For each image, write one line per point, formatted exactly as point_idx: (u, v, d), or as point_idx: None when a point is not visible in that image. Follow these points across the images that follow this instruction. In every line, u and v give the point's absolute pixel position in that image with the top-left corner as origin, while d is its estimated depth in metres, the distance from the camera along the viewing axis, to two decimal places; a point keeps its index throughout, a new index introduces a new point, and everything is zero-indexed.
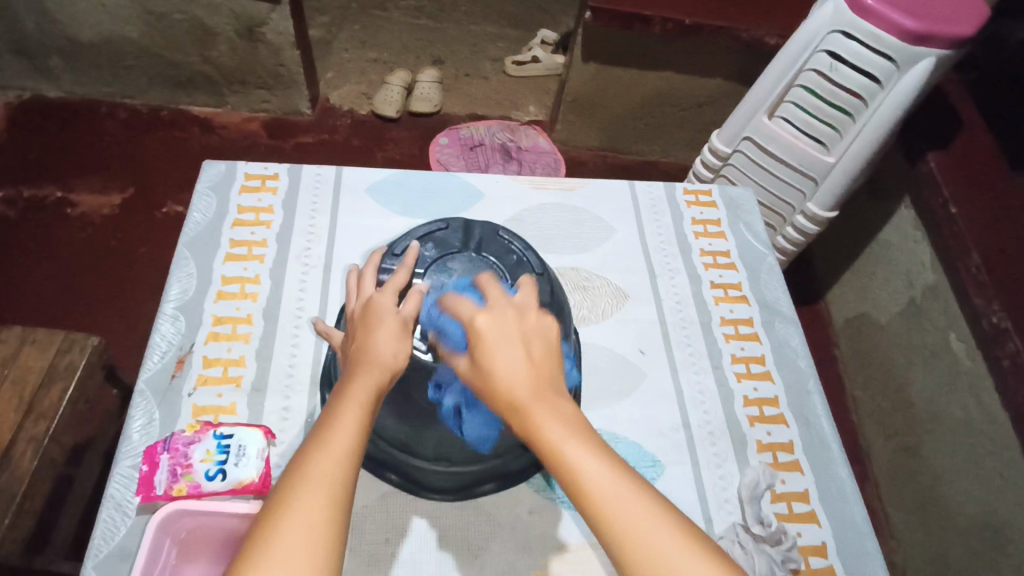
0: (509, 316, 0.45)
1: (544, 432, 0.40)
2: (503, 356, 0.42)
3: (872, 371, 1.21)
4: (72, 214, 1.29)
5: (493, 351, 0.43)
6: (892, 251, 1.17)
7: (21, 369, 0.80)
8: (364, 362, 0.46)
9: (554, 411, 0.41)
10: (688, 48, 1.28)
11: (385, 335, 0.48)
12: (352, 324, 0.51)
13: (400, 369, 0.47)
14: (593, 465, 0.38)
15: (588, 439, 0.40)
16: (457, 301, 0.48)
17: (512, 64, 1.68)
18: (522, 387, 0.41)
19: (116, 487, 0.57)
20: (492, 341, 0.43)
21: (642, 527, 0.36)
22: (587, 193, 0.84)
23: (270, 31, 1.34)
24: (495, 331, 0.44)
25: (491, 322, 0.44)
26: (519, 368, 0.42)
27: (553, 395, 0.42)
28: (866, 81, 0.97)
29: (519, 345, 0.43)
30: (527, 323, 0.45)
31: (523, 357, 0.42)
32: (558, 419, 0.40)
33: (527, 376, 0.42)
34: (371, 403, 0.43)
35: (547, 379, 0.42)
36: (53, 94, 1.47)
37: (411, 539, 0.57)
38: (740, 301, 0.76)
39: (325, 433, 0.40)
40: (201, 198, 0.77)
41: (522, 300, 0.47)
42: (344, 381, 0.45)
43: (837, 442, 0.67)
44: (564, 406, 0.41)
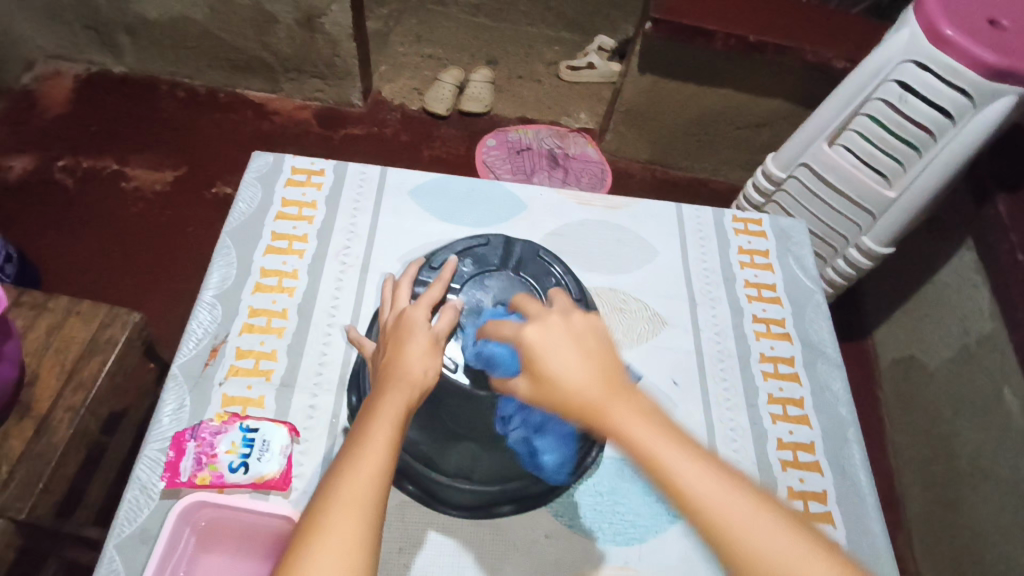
0: (557, 322, 0.44)
1: (625, 434, 0.38)
2: (568, 364, 0.41)
3: (916, 417, 1.16)
4: (126, 187, 1.33)
5: (555, 362, 0.41)
6: (949, 293, 1.11)
7: (66, 339, 0.83)
8: (393, 378, 0.45)
9: (628, 413, 0.39)
10: (748, 66, 1.24)
11: (416, 351, 0.48)
12: (383, 337, 0.51)
13: (430, 386, 0.46)
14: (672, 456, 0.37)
15: (661, 427, 0.38)
16: (501, 324, 0.49)
17: (567, 69, 1.66)
18: (593, 393, 0.39)
19: (143, 469, 0.58)
20: (547, 352, 0.42)
21: (729, 514, 0.35)
22: (632, 212, 0.82)
23: (329, 22, 1.35)
24: (547, 341, 0.43)
25: (540, 333, 0.43)
26: (580, 373, 0.41)
27: (624, 390, 0.40)
28: (937, 116, 0.92)
29: (577, 349, 0.42)
30: (576, 324, 0.44)
31: (586, 363, 0.41)
32: (634, 415, 0.39)
33: (594, 384, 0.40)
34: (401, 420, 0.43)
35: (611, 375, 0.41)
36: (118, 69, 1.52)
37: (424, 551, 0.56)
38: (782, 338, 0.73)
39: (356, 451, 0.40)
40: (248, 188, 0.78)
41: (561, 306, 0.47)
42: (373, 396, 0.45)
43: (873, 497, 0.64)
44: (640, 401, 0.39)
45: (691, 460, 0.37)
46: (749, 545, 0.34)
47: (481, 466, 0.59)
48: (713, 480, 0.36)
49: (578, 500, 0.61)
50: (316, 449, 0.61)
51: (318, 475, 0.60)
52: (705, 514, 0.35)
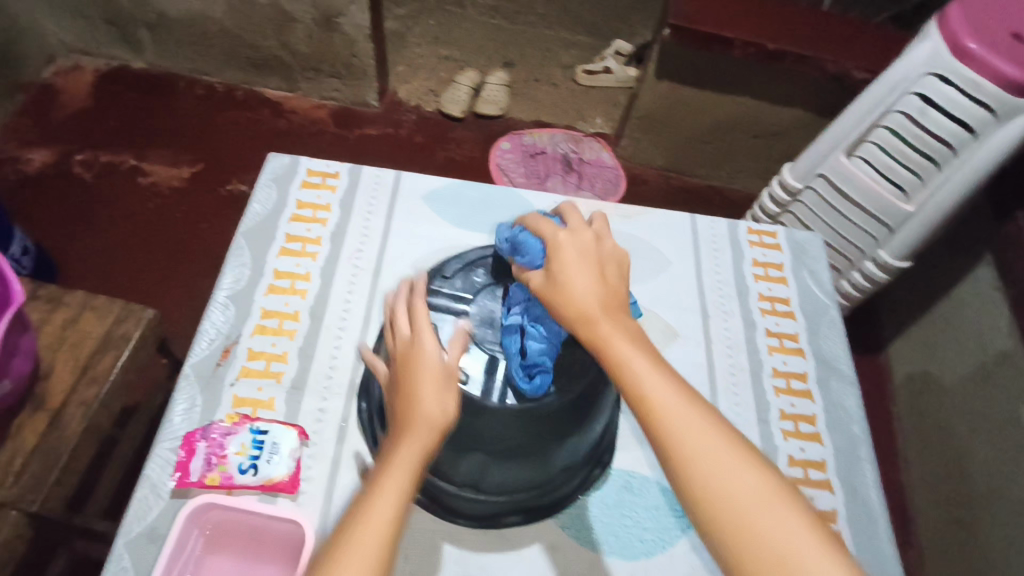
0: (589, 247, 0.54)
1: (605, 337, 0.48)
2: (580, 276, 0.52)
3: (929, 433, 1.14)
4: (143, 183, 1.35)
5: (570, 271, 0.52)
6: (966, 309, 1.10)
7: (80, 333, 0.84)
8: (410, 423, 0.47)
9: (620, 327, 0.49)
10: (767, 74, 1.23)
11: (435, 387, 0.49)
12: (395, 371, 0.53)
13: (448, 426, 0.48)
14: (644, 366, 0.46)
15: (641, 343, 0.48)
16: (541, 221, 0.57)
17: (583, 73, 1.65)
18: (591, 301, 0.50)
19: (154, 467, 0.59)
20: (568, 259, 0.53)
21: (673, 407, 0.43)
22: (645, 221, 0.82)
23: (347, 22, 1.36)
24: (571, 252, 0.53)
25: (570, 247, 0.54)
26: (591, 283, 0.51)
27: (619, 312, 0.50)
28: (959, 130, 0.90)
29: (595, 271, 0.52)
30: (602, 254, 0.54)
31: (598, 280, 0.52)
32: (623, 332, 0.48)
33: (596, 296, 0.50)
34: (416, 469, 0.45)
35: (613, 302, 0.51)
36: (137, 65, 1.53)
37: (430, 557, 0.56)
38: (795, 353, 0.73)
39: (371, 501, 0.42)
40: (263, 189, 0.78)
41: (597, 229, 0.57)
42: (392, 440, 0.47)
43: (885, 518, 0.63)
44: (628, 324, 0.49)
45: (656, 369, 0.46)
46: (681, 429, 0.42)
47: (490, 477, 0.58)
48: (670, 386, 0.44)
49: (585, 511, 0.60)
50: (325, 453, 0.61)
51: (326, 480, 0.60)
52: (652, 402, 0.44)
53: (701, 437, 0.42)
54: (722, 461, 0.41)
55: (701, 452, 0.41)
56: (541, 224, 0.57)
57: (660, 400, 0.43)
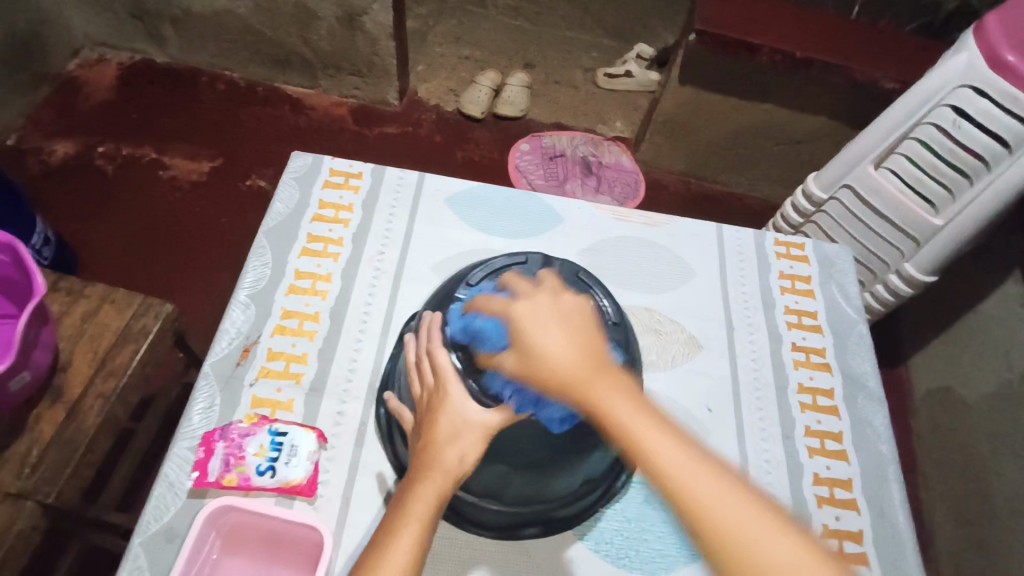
0: (545, 302, 0.48)
1: (602, 407, 0.40)
2: (547, 339, 0.45)
3: (950, 451, 1.12)
4: (163, 176, 1.35)
5: (536, 338, 0.45)
6: (994, 325, 1.07)
7: (100, 326, 0.84)
8: (427, 467, 0.47)
9: (604, 382, 0.42)
10: (793, 82, 1.21)
11: (458, 434, 0.49)
12: (420, 413, 0.52)
13: (466, 474, 0.47)
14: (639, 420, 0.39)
15: (641, 407, 0.40)
16: (488, 298, 0.51)
17: (604, 76, 1.64)
18: (573, 365, 0.43)
19: (171, 466, 0.58)
20: (536, 330, 0.46)
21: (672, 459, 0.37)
22: (670, 230, 0.80)
23: (370, 21, 1.35)
24: (535, 319, 0.46)
25: (528, 309, 0.47)
26: (564, 347, 0.44)
27: (605, 368, 0.43)
28: (992, 144, 0.88)
29: (560, 328, 0.45)
30: (562, 305, 0.48)
31: (570, 339, 0.45)
32: (609, 387, 0.41)
33: (576, 360, 0.43)
34: (431, 515, 0.45)
35: (596, 355, 0.44)
36: (160, 59, 1.54)
37: (446, 566, 0.56)
38: (822, 368, 0.71)
39: (383, 550, 0.42)
40: (286, 188, 0.78)
41: (549, 285, 0.50)
42: (409, 482, 0.47)
43: (913, 540, 0.62)
44: (620, 382, 0.42)
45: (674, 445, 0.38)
46: (722, 523, 0.35)
47: (511, 488, 0.57)
48: (695, 463, 0.37)
49: (605, 523, 0.60)
50: (343, 458, 0.61)
51: (344, 484, 0.59)
52: (683, 490, 0.36)
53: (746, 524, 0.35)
54: (765, 543, 0.34)
55: (753, 544, 0.34)
56: (488, 301, 0.51)
57: (687, 483, 0.36)
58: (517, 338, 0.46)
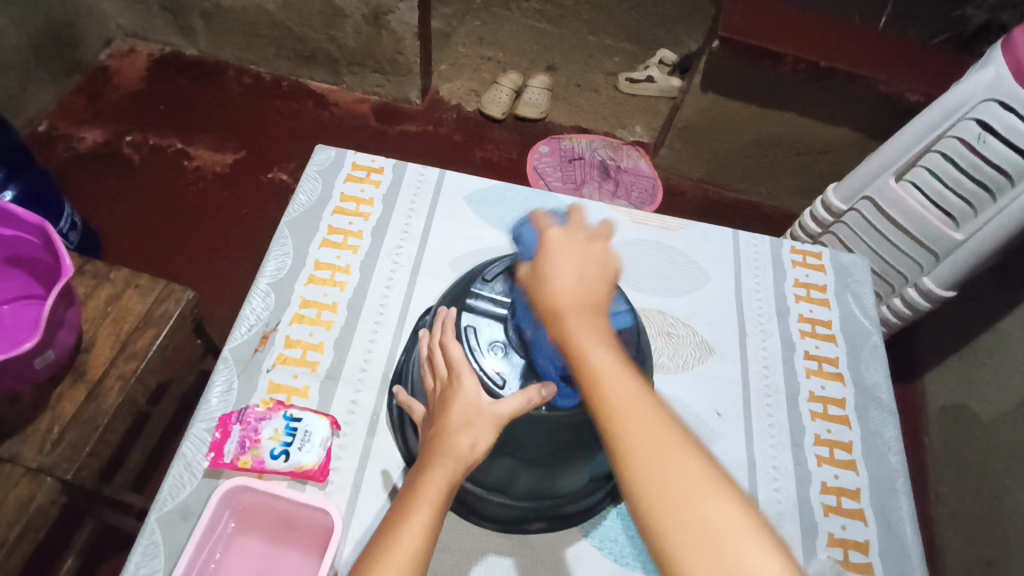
0: (579, 242, 0.52)
1: (570, 333, 0.46)
2: (562, 270, 0.49)
3: (962, 469, 1.11)
4: (188, 166, 1.38)
5: (553, 265, 0.50)
6: (1012, 344, 1.06)
7: (123, 309, 0.86)
8: (439, 452, 0.48)
9: (585, 320, 0.47)
10: (817, 91, 1.20)
11: (469, 423, 0.49)
12: (432, 403, 0.53)
13: (476, 462, 0.48)
14: (601, 354, 0.44)
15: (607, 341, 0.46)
16: (542, 216, 0.56)
17: (626, 81, 1.64)
18: (566, 294, 0.48)
19: (189, 446, 0.60)
20: (555, 258, 0.51)
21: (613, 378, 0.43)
22: (686, 235, 0.81)
23: (395, 20, 1.37)
24: (558, 249, 0.51)
25: (561, 239, 0.52)
26: (569, 280, 0.49)
27: (593, 309, 0.48)
28: (1016, 158, 0.87)
29: (578, 268, 0.50)
30: (592, 250, 0.51)
31: (578, 276, 0.49)
32: (587, 329, 0.46)
33: (569, 290, 0.48)
34: (441, 499, 0.45)
35: (593, 297, 0.48)
36: (189, 52, 1.57)
37: (451, 557, 0.57)
38: (834, 378, 0.71)
39: (395, 534, 0.43)
40: (308, 181, 0.79)
41: (598, 231, 0.54)
42: (419, 470, 0.48)
43: (919, 553, 0.61)
44: (599, 321, 0.47)
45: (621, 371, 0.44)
46: (630, 426, 0.40)
47: (518, 482, 0.58)
48: (638, 392, 0.42)
49: (610, 521, 0.60)
50: (356, 446, 0.62)
51: (355, 471, 0.60)
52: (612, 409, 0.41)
53: (653, 433, 0.40)
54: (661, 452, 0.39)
55: (651, 448, 0.39)
56: (543, 219, 0.56)
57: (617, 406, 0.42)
58: (542, 257, 0.52)
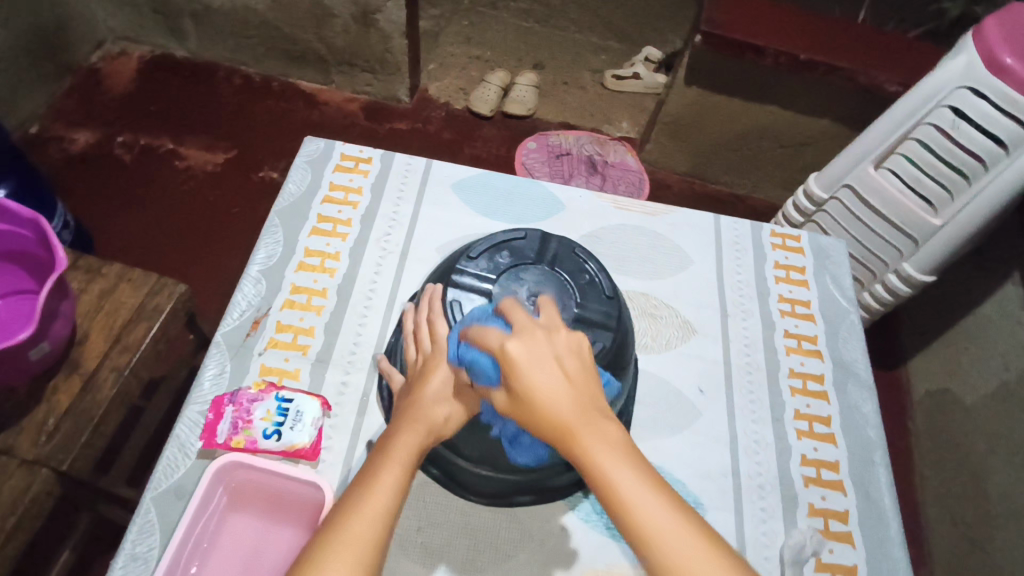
0: (544, 342, 0.45)
1: (591, 458, 0.42)
2: (544, 383, 0.43)
3: (946, 452, 1.13)
4: (179, 166, 1.39)
5: (532, 379, 0.43)
6: (991, 328, 1.08)
7: (116, 303, 0.87)
8: (412, 419, 0.51)
9: (597, 434, 0.42)
10: (798, 85, 1.23)
11: (445, 396, 0.52)
12: (411, 376, 0.56)
13: (447, 435, 0.51)
14: (625, 476, 0.41)
15: (627, 455, 0.42)
16: (485, 333, 0.47)
17: (612, 78, 1.67)
18: (569, 411, 0.43)
19: (183, 428, 0.61)
20: (531, 369, 0.43)
21: (642, 507, 0.40)
22: (669, 220, 0.82)
23: (383, 19, 1.39)
24: (528, 359, 0.44)
25: (523, 346, 0.44)
26: (560, 393, 0.43)
27: (599, 416, 0.43)
28: (989, 144, 0.89)
29: (560, 368, 0.44)
30: (558, 339, 0.45)
31: (567, 385, 0.44)
32: (604, 442, 0.42)
33: (572, 407, 0.43)
34: (410, 462, 0.47)
35: (588, 401, 0.44)
36: (179, 53, 1.58)
37: (442, 531, 0.58)
38: (813, 355, 0.73)
39: (365, 493, 0.44)
40: (298, 171, 0.81)
41: (545, 316, 0.47)
42: (392, 433, 0.50)
43: (897, 521, 0.63)
44: (612, 430, 0.43)
45: (656, 501, 0.41)
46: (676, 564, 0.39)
47: (504, 456, 0.58)
48: (668, 514, 0.40)
49: (597, 493, 0.62)
50: (346, 425, 0.63)
51: (346, 450, 0.62)
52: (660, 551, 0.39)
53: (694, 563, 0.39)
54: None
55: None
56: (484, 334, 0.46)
57: (666, 547, 0.39)
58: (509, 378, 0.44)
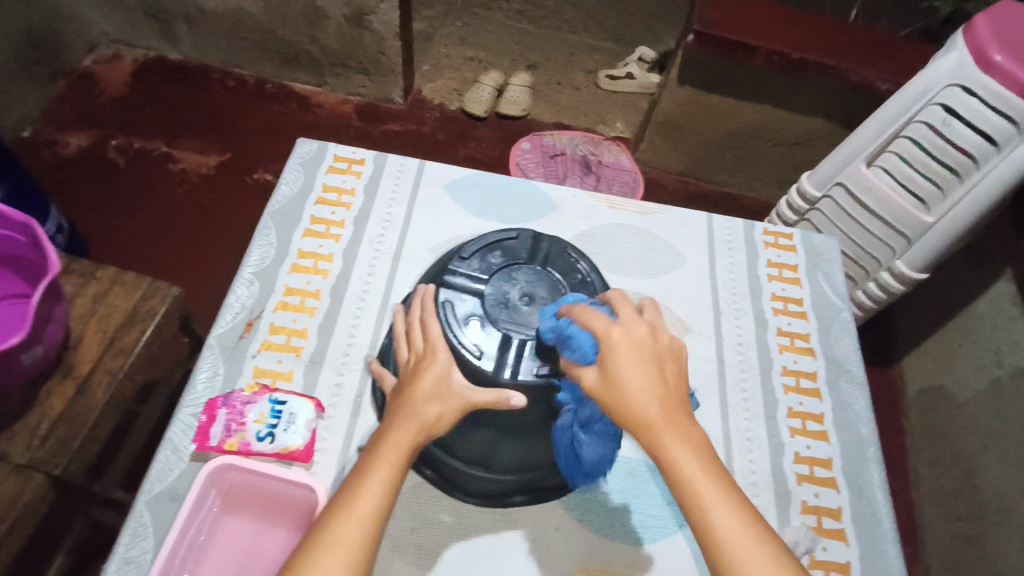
0: (643, 338, 0.47)
1: (670, 454, 0.43)
2: (639, 379, 0.45)
3: (941, 448, 1.13)
4: (173, 169, 1.38)
5: (627, 370, 0.45)
6: (984, 324, 1.09)
7: (109, 307, 0.86)
8: (403, 417, 0.50)
9: (679, 433, 0.44)
10: (790, 84, 1.24)
11: (437, 395, 0.51)
12: (404, 370, 0.55)
13: (440, 433, 0.50)
14: (701, 478, 0.43)
15: (704, 458, 0.44)
16: (590, 313, 0.49)
17: (606, 78, 1.67)
18: (654, 407, 0.44)
19: (176, 431, 0.61)
20: (627, 361, 0.45)
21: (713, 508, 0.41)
22: (662, 219, 0.83)
23: (377, 20, 1.39)
24: (627, 353, 0.46)
25: (625, 338, 0.46)
26: (650, 392, 0.45)
27: (682, 415, 0.45)
28: (981, 142, 0.90)
29: (656, 368, 0.46)
30: (659, 342, 0.47)
31: (658, 382, 0.45)
32: (685, 443, 0.44)
33: (660, 406, 0.45)
34: (399, 465, 0.47)
35: (675, 403, 0.45)
36: (172, 56, 1.58)
37: (436, 531, 0.58)
38: (806, 352, 0.73)
39: (352, 498, 0.44)
40: (291, 173, 0.81)
41: (650, 318, 0.49)
42: (382, 432, 0.49)
43: (890, 518, 0.64)
44: (696, 437, 0.44)
45: (729, 506, 0.42)
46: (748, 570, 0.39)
47: (498, 455, 0.62)
48: (740, 519, 0.41)
49: (591, 493, 0.62)
50: (340, 427, 0.63)
51: (339, 451, 0.61)
52: (729, 553, 0.40)
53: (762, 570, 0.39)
54: None
55: None
56: (591, 317, 0.49)
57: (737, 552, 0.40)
58: (606, 362, 0.46)
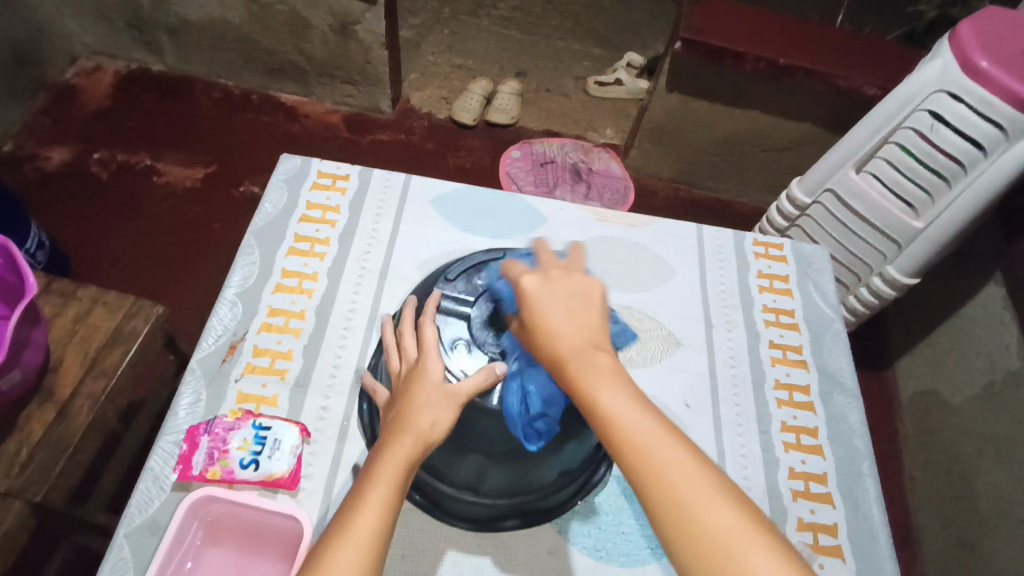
0: (553, 279, 0.50)
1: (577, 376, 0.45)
2: (548, 314, 0.48)
3: (935, 453, 1.13)
4: (158, 182, 1.37)
5: (538, 311, 0.48)
6: (976, 328, 1.08)
7: (90, 328, 0.84)
8: (400, 431, 0.48)
9: (584, 355, 0.46)
10: (779, 90, 1.23)
11: (429, 404, 0.50)
12: (398, 385, 0.54)
13: (437, 440, 0.49)
14: (609, 392, 0.43)
15: (611, 374, 0.45)
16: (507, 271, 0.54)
17: (595, 85, 1.66)
18: (566, 342, 0.46)
19: (156, 460, 0.59)
20: (538, 302, 0.49)
21: (622, 418, 0.42)
22: (652, 231, 0.82)
23: (363, 30, 1.37)
24: (538, 295, 0.49)
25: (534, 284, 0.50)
26: (559, 324, 0.47)
27: (593, 345, 0.46)
28: (968, 147, 0.90)
29: (565, 305, 0.48)
30: (567, 280, 0.50)
31: (565, 313, 0.48)
32: (591, 364, 0.45)
33: (568, 336, 0.46)
34: (398, 481, 0.45)
35: (584, 330, 0.47)
36: (156, 67, 1.56)
37: (426, 557, 0.57)
38: (799, 365, 0.72)
39: (352, 518, 0.43)
40: (274, 190, 0.79)
41: (562, 265, 0.52)
42: (381, 448, 0.48)
43: (886, 533, 0.63)
44: (604, 357, 0.45)
45: (635, 412, 0.42)
46: (656, 469, 0.40)
47: (488, 480, 0.59)
48: (647, 424, 0.42)
49: (585, 516, 0.61)
50: (327, 452, 0.61)
51: (326, 477, 0.60)
52: (644, 459, 0.40)
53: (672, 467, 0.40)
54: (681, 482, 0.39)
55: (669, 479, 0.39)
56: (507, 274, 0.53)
57: (647, 453, 0.41)
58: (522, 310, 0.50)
